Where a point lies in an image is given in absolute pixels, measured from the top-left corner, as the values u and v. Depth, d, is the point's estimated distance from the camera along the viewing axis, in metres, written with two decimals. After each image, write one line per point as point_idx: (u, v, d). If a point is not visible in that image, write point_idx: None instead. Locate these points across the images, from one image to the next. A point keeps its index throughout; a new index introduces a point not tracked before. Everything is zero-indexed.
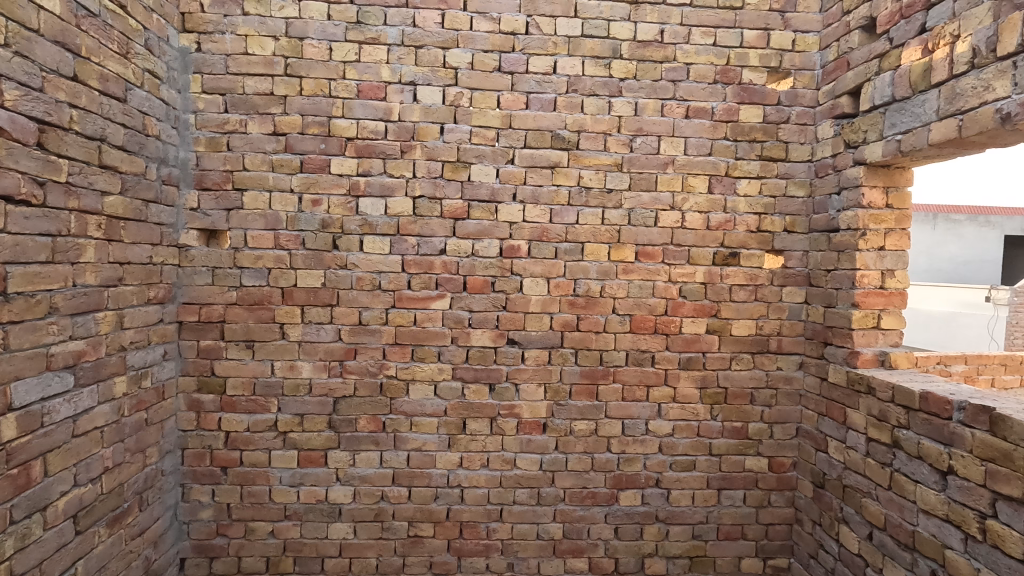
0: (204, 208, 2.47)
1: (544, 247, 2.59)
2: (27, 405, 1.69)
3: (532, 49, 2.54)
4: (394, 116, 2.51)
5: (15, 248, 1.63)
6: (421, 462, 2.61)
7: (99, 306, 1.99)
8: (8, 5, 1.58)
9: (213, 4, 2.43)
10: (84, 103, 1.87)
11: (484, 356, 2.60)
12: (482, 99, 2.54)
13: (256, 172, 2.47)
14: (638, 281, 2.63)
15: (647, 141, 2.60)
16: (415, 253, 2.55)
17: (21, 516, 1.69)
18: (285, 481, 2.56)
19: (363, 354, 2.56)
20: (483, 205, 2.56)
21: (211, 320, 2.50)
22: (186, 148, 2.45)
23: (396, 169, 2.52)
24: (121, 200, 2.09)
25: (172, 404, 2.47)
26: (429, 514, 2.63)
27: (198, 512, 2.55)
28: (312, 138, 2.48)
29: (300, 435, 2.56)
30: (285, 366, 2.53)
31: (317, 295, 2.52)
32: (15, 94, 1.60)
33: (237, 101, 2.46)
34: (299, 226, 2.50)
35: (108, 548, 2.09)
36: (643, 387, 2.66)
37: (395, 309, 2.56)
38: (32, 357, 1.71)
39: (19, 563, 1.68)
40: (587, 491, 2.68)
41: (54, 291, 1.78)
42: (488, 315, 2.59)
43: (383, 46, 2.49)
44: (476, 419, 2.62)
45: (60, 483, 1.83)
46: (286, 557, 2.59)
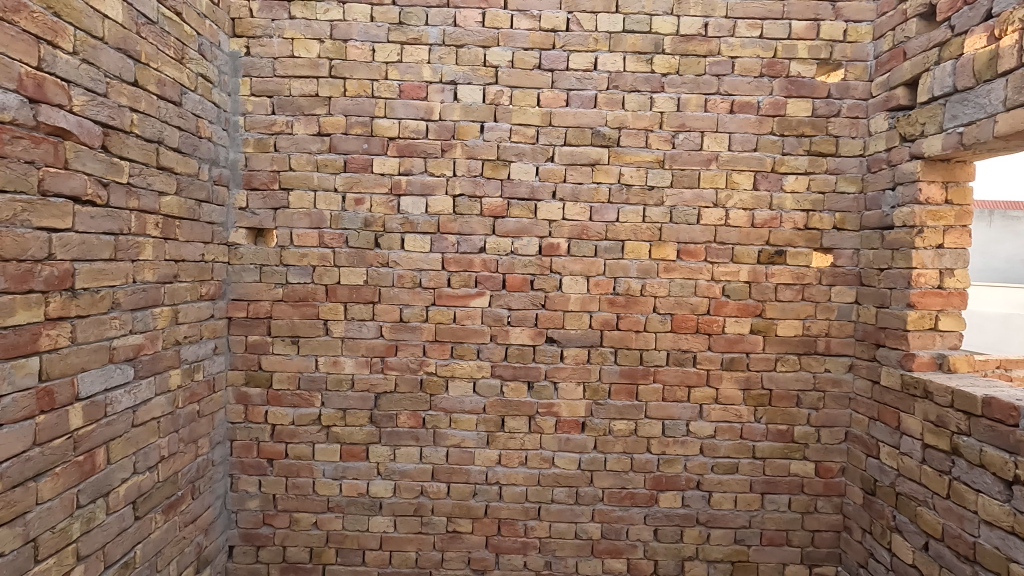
0: (252, 207, 2.55)
1: (584, 245, 2.57)
2: (92, 396, 1.77)
3: (573, 45, 2.52)
4: (435, 115, 2.53)
5: (82, 247, 1.71)
6: (460, 458, 2.64)
7: (156, 301, 2.07)
8: (76, 15, 1.65)
9: (262, 9, 2.50)
10: (144, 107, 1.96)
11: (522, 355, 2.60)
12: (522, 97, 2.54)
13: (301, 172, 2.53)
14: (679, 280, 2.59)
15: (690, 137, 2.55)
16: (455, 251, 2.57)
17: (86, 500, 1.77)
18: (328, 474, 2.62)
19: (404, 350, 2.59)
20: (523, 204, 2.56)
21: (258, 316, 2.58)
22: (236, 149, 2.54)
23: (437, 168, 2.54)
24: (177, 200, 2.17)
25: (222, 397, 2.56)
26: (467, 510, 2.65)
27: (245, 502, 2.63)
28: (355, 138, 2.53)
29: (342, 430, 2.61)
30: (328, 362, 2.59)
31: (360, 292, 2.57)
32: (83, 100, 1.68)
33: (284, 103, 2.52)
34: (343, 225, 2.55)
35: (164, 534, 2.18)
36: (684, 388, 2.62)
37: (435, 307, 2.58)
38: (97, 350, 1.79)
39: (84, 546, 1.76)
40: (625, 491, 2.65)
41: (116, 287, 1.86)
42: (527, 314, 2.59)
43: (425, 46, 2.52)
44: (515, 416, 2.62)
45: (121, 470, 1.92)
46: (329, 548, 2.65)
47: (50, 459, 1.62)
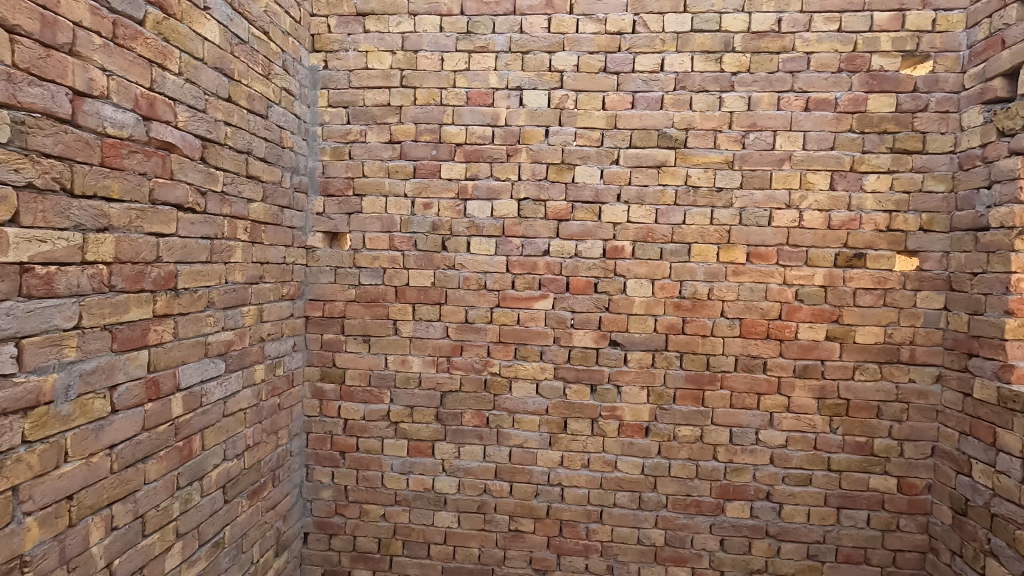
0: (329, 213, 2.69)
1: (649, 248, 2.55)
2: (190, 387, 1.94)
3: (639, 47, 2.51)
4: (501, 121, 2.59)
5: (184, 250, 1.87)
6: (523, 459, 2.67)
7: (245, 301, 2.23)
8: (182, 38, 1.81)
9: (339, 25, 2.64)
10: (236, 120, 2.12)
11: (585, 357, 2.61)
12: (588, 100, 2.55)
13: (374, 179, 2.65)
14: (749, 284, 2.52)
15: (761, 137, 2.48)
16: (519, 254, 2.61)
17: (185, 482, 1.94)
18: (396, 468, 2.72)
19: (469, 350, 2.66)
20: (587, 206, 2.57)
21: (333, 315, 2.71)
22: (314, 158, 2.68)
23: (503, 173, 2.59)
24: (263, 206, 2.33)
25: (299, 392, 2.71)
26: (530, 510, 2.68)
27: (319, 492, 2.77)
28: (424, 145, 2.62)
29: (410, 426, 2.71)
30: (397, 360, 2.69)
31: (427, 293, 2.65)
32: (186, 116, 1.84)
33: (359, 113, 2.65)
34: (412, 229, 2.65)
35: (249, 518, 2.34)
36: (754, 395, 2.55)
37: (499, 309, 2.63)
38: (195, 345, 1.95)
39: (182, 524, 1.93)
40: (690, 499, 2.61)
41: (211, 287, 2.02)
42: (591, 316, 2.59)
43: (492, 53, 2.57)
44: (578, 419, 2.63)
45: (213, 456, 2.08)
46: (396, 540, 2.75)
47: (156, 444, 1.78)
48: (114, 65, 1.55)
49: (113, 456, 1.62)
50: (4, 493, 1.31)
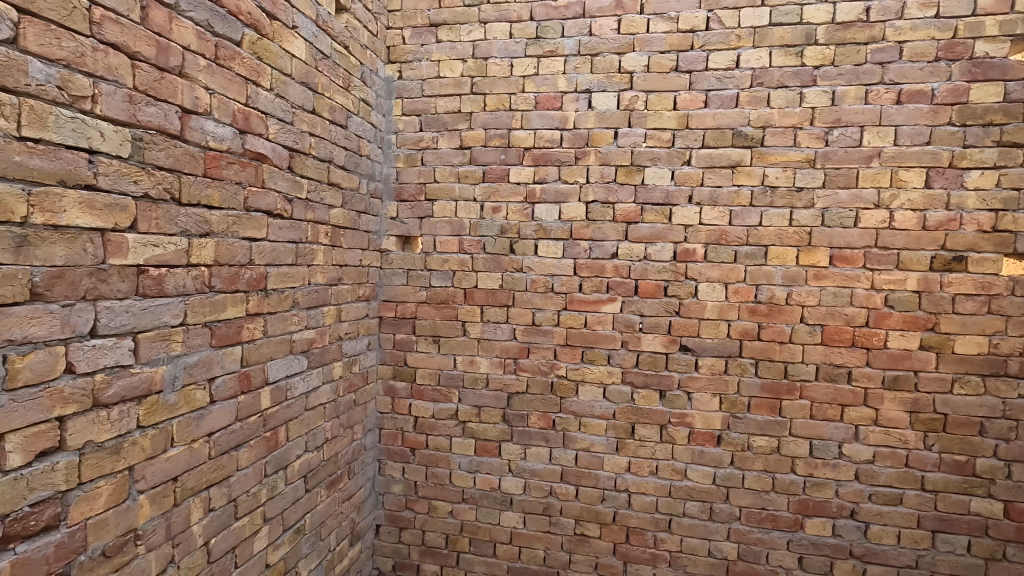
0: (402, 217, 2.79)
1: (723, 250, 2.47)
2: (277, 381, 2.07)
3: (713, 44, 2.44)
4: (570, 124, 2.59)
5: (273, 253, 2.00)
6: (589, 463, 2.66)
7: (325, 301, 2.36)
8: (273, 56, 1.95)
9: (413, 36, 2.74)
10: (319, 131, 2.25)
11: (654, 362, 2.56)
12: (658, 101, 2.51)
13: (445, 184, 2.73)
14: (832, 289, 2.38)
15: (846, 133, 2.35)
16: (587, 257, 2.60)
17: (271, 470, 2.07)
18: (463, 467, 2.78)
19: (536, 353, 2.68)
20: (657, 208, 2.52)
21: (405, 316, 2.81)
22: (389, 165, 2.80)
23: (571, 176, 2.60)
24: (342, 212, 2.46)
25: (373, 389, 2.83)
26: (595, 515, 2.66)
27: (391, 486, 2.88)
28: (493, 150, 2.67)
29: (477, 426, 2.76)
30: (466, 361, 2.75)
31: (495, 296, 2.70)
32: (276, 129, 1.98)
33: (431, 120, 2.74)
34: (481, 232, 2.70)
35: (327, 507, 2.46)
36: (837, 407, 2.41)
37: (567, 312, 2.63)
38: (281, 342, 2.08)
39: (269, 510, 2.06)
40: (766, 513, 2.50)
41: (296, 288, 2.16)
42: (660, 321, 2.54)
43: (560, 57, 2.59)
44: (646, 424, 2.59)
45: (296, 447, 2.21)
46: (463, 537, 2.81)
47: (247, 433, 1.92)
48: (215, 84, 1.69)
49: (211, 443, 1.76)
50: (122, 472, 1.46)
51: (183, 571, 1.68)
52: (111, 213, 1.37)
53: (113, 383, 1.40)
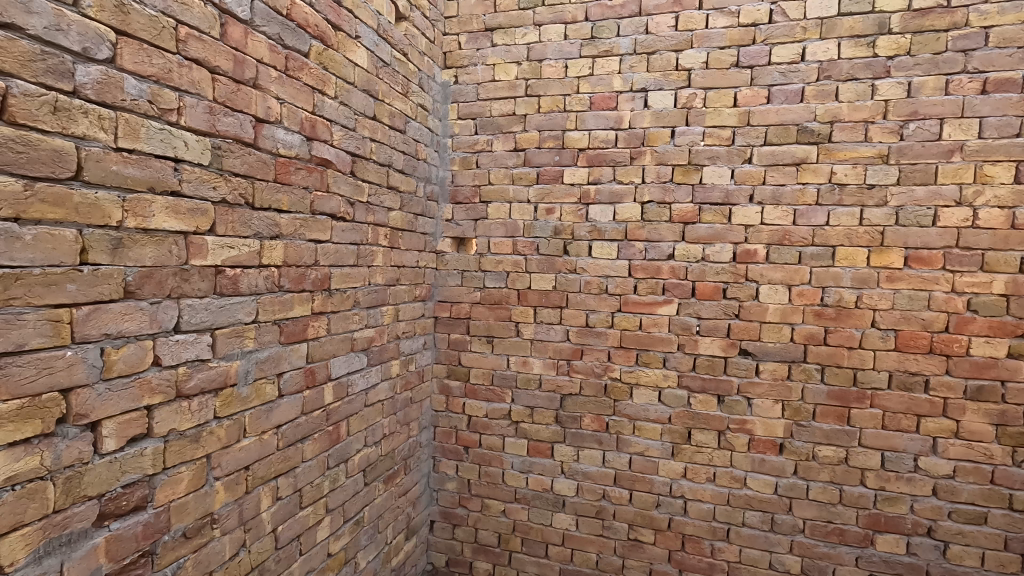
0: (457, 219, 2.84)
1: (786, 251, 2.38)
2: (339, 377, 2.16)
3: (776, 37, 2.36)
4: (625, 124, 2.56)
5: (336, 255, 2.09)
6: (643, 467, 2.62)
7: (384, 301, 2.44)
8: (338, 66, 2.03)
9: (469, 41, 2.78)
10: (379, 137, 2.32)
11: (712, 366, 2.50)
12: (718, 98, 2.44)
13: (499, 186, 2.76)
14: (907, 292, 2.25)
15: (924, 126, 2.21)
16: (642, 258, 2.56)
17: (334, 463, 2.16)
18: (516, 466, 2.80)
19: (590, 355, 2.66)
20: (716, 208, 2.46)
21: (460, 316, 2.86)
22: (445, 168, 2.85)
23: (626, 176, 2.57)
24: (400, 214, 2.53)
25: (428, 387, 2.89)
26: (650, 520, 2.62)
27: (445, 483, 2.93)
28: (548, 151, 2.68)
29: (530, 426, 2.77)
30: (519, 361, 2.77)
31: (549, 297, 2.70)
32: (340, 135, 2.06)
33: (486, 124, 2.78)
34: (534, 233, 2.71)
35: (384, 501, 2.54)
36: (912, 417, 2.27)
37: (621, 313, 2.61)
38: (343, 340, 2.17)
39: (331, 500, 2.15)
40: (832, 526, 2.39)
41: (357, 288, 2.24)
42: (719, 324, 2.48)
43: (616, 56, 2.56)
44: (703, 430, 2.52)
45: (356, 442, 2.29)
46: (515, 537, 2.83)
47: (312, 426, 2.01)
48: (285, 94, 1.78)
49: (279, 435, 1.85)
50: (201, 460, 1.56)
51: (254, 555, 1.78)
52: (193, 216, 1.47)
53: (193, 375, 1.50)
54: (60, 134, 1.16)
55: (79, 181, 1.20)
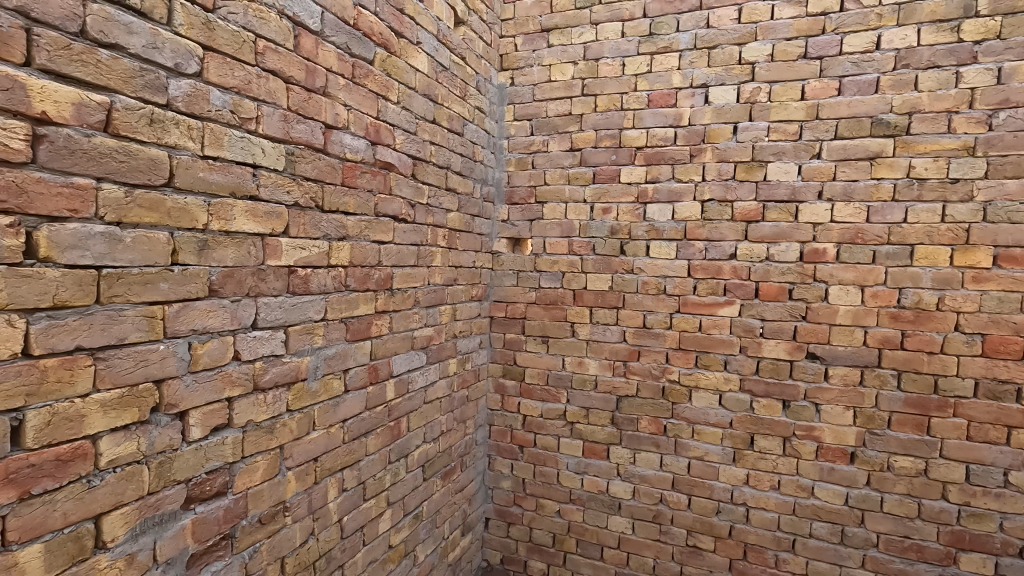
0: (513, 220, 2.86)
1: (859, 250, 2.26)
2: (400, 374, 2.22)
3: (848, 26, 2.25)
4: (685, 121, 2.51)
5: (398, 255, 2.15)
6: (703, 472, 2.55)
7: (442, 301, 2.49)
8: (400, 72, 2.09)
9: (525, 43, 2.80)
10: (439, 139, 2.38)
11: (777, 370, 2.41)
12: (784, 91, 2.35)
13: (555, 186, 2.76)
14: (996, 293, 2.10)
15: (1016, 115, 2.06)
16: (702, 258, 2.50)
17: (395, 458, 2.22)
18: (571, 467, 2.79)
19: (647, 356, 2.62)
20: (781, 206, 2.37)
21: (515, 316, 2.88)
22: (501, 169, 2.88)
23: (685, 174, 2.51)
24: (458, 216, 2.57)
25: (484, 386, 2.93)
26: (710, 527, 2.55)
27: (500, 481, 2.96)
28: (604, 151, 2.65)
29: (585, 427, 2.75)
30: (574, 362, 2.76)
31: (605, 297, 2.68)
32: (401, 139, 2.12)
33: (542, 124, 2.78)
34: (591, 233, 2.69)
35: (441, 496, 2.59)
36: (1001, 428, 2.12)
37: (680, 314, 2.55)
38: (404, 338, 2.23)
39: (392, 494, 2.21)
40: (909, 542, 2.26)
41: (417, 288, 2.29)
42: (784, 326, 2.39)
43: (675, 52, 2.52)
44: (767, 436, 2.44)
45: (416, 438, 2.35)
46: (570, 538, 2.82)
47: (374, 421, 2.08)
48: (352, 100, 1.85)
49: (345, 428, 1.93)
50: (275, 450, 1.64)
51: (321, 543, 1.86)
52: (270, 219, 1.55)
53: (269, 369, 1.59)
54: (156, 143, 1.25)
55: (171, 188, 1.29)
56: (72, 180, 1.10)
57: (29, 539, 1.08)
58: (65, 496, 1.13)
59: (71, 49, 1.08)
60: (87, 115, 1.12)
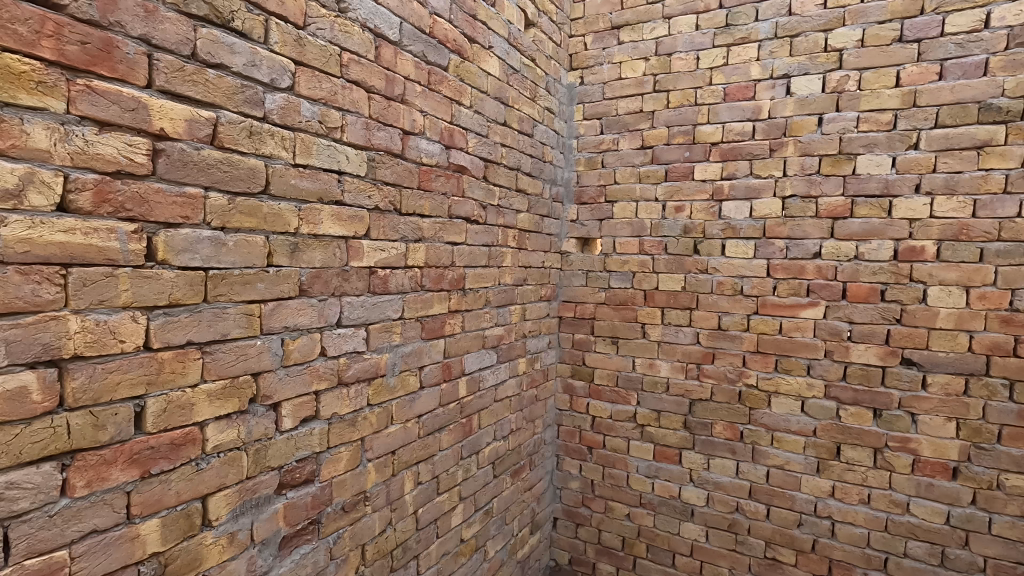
0: (582, 219, 2.85)
1: (963, 248, 2.08)
2: (472, 372, 2.27)
3: (951, 5, 2.08)
4: (764, 114, 2.40)
5: (470, 256, 2.20)
6: (783, 482, 2.43)
7: (512, 301, 2.52)
8: (473, 77, 2.14)
9: (595, 41, 2.78)
10: (509, 141, 2.41)
11: (867, 376, 2.26)
12: (876, 78, 2.21)
13: (625, 185, 2.72)
14: None
15: None
16: (783, 258, 2.39)
17: (467, 454, 2.27)
18: (642, 471, 2.74)
19: (722, 359, 2.53)
20: (872, 201, 2.22)
21: (584, 317, 2.86)
22: (570, 169, 2.87)
23: (764, 169, 2.41)
24: (528, 216, 2.59)
25: (553, 386, 2.93)
26: (791, 539, 2.43)
27: (568, 482, 2.95)
28: (677, 148, 2.59)
29: (657, 430, 2.70)
30: (645, 363, 2.71)
31: (677, 298, 2.61)
32: (474, 142, 2.17)
33: (612, 123, 2.75)
34: (663, 232, 2.64)
35: (511, 494, 2.62)
36: None
37: (758, 316, 2.45)
38: (475, 337, 2.27)
39: (464, 489, 2.27)
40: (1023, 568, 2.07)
41: (488, 288, 2.34)
42: (876, 329, 2.23)
43: (754, 43, 2.42)
44: (856, 446, 2.29)
45: (486, 435, 2.40)
46: (640, 542, 2.77)
47: (447, 417, 2.13)
48: (428, 107, 1.91)
49: (420, 423, 1.99)
50: (357, 442, 1.73)
51: (398, 533, 1.93)
52: (353, 223, 1.64)
53: (351, 365, 1.68)
54: (254, 154, 1.35)
55: (267, 195, 1.39)
56: (185, 190, 1.21)
57: (149, 513, 1.20)
58: (178, 477, 1.24)
59: (185, 70, 1.19)
60: (197, 130, 1.22)
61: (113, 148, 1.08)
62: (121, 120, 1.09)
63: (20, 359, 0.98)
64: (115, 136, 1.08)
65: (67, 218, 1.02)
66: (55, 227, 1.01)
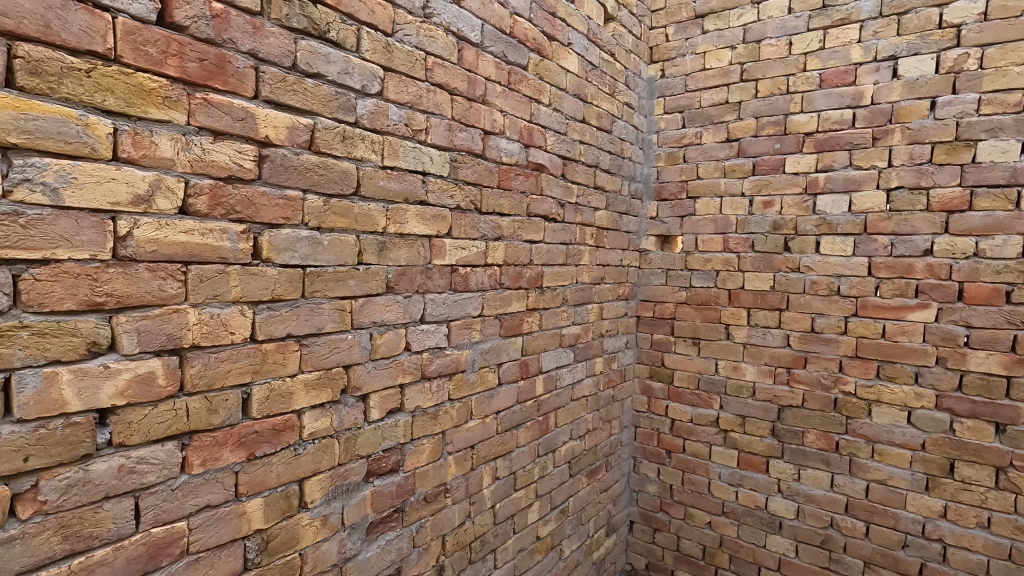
0: (662, 216, 2.76)
1: None
2: (549, 370, 2.27)
3: None
4: (866, 100, 2.22)
5: (548, 254, 2.20)
6: (886, 498, 2.25)
7: (590, 299, 2.49)
8: (552, 75, 2.14)
9: (677, 32, 2.68)
10: (588, 138, 2.38)
11: (989, 387, 2.04)
12: (1001, 55, 1.99)
13: (709, 180, 2.61)
14: None
15: None
16: (886, 255, 2.20)
17: (543, 451, 2.28)
18: (724, 478, 2.63)
19: (816, 363, 2.37)
20: (996, 192, 2.00)
21: (663, 316, 2.78)
22: (649, 165, 2.79)
23: (866, 160, 2.23)
24: (606, 214, 2.55)
25: (630, 387, 2.86)
26: (894, 561, 2.24)
27: (645, 485, 2.88)
28: (766, 139, 2.45)
29: (741, 437, 2.58)
30: (729, 366, 2.59)
31: (765, 298, 2.48)
32: (552, 140, 2.16)
33: (695, 115, 2.65)
34: (749, 229, 2.51)
35: (586, 494, 2.59)
36: None
37: (857, 318, 2.27)
38: (552, 335, 2.27)
39: (541, 487, 2.27)
40: None
41: (566, 286, 2.33)
42: (999, 335, 2.01)
43: (855, 24, 2.24)
44: (973, 464, 2.08)
45: (562, 434, 2.39)
46: (722, 552, 2.66)
47: (524, 415, 2.15)
48: (508, 106, 1.93)
49: (498, 420, 2.02)
50: (438, 435, 1.78)
51: (477, 526, 1.97)
52: (436, 222, 1.68)
53: (434, 360, 1.73)
54: (347, 158, 1.42)
55: (358, 196, 1.46)
56: (286, 193, 1.29)
57: (253, 493, 1.29)
58: (279, 460, 1.34)
59: (287, 80, 1.28)
60: (297, 137, 1.31)
61: (225, 155, 1.18)
62: (233, 129, 1.18)
63: (149, 348, 1.09)
64: (228, 144, 1.18)
65: (188, 220, 1.12)
66: (178, 228, 1.11)
